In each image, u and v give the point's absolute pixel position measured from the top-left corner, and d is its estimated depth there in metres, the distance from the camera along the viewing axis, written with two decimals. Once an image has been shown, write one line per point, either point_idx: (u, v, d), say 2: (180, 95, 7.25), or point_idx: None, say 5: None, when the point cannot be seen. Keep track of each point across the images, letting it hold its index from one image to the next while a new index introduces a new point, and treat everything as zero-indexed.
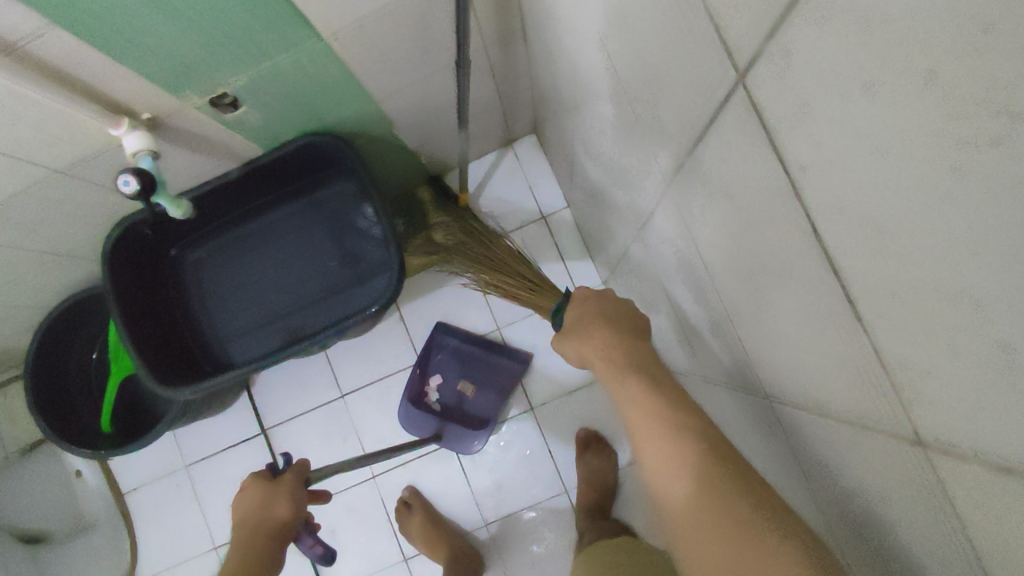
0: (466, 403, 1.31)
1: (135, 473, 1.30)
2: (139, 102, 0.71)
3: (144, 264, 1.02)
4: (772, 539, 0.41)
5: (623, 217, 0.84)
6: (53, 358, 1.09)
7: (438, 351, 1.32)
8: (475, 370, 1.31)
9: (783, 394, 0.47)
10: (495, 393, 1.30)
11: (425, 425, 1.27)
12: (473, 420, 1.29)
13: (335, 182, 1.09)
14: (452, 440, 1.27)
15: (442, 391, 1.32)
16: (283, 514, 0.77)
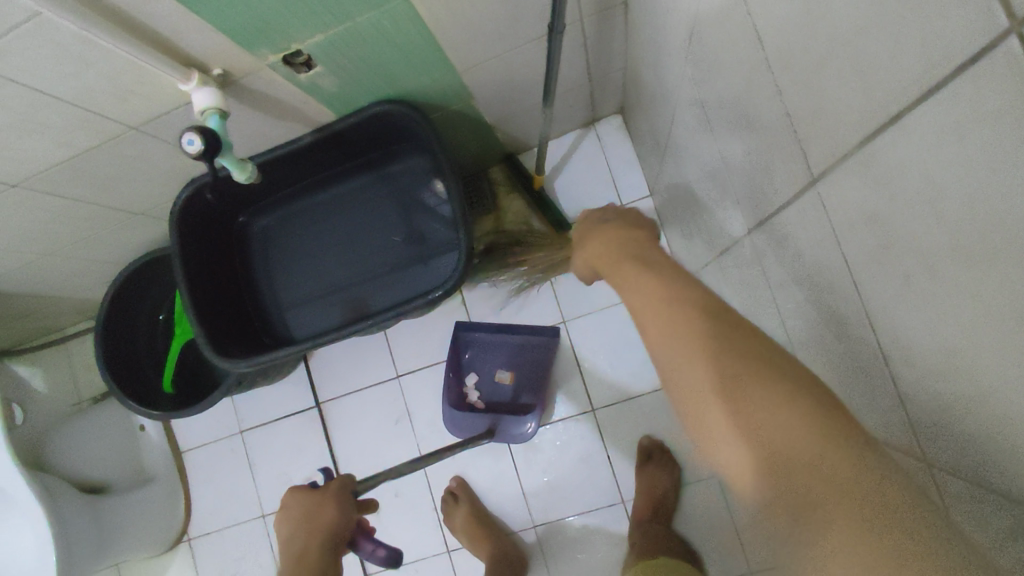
0: (509, 391, 1.24)
1: (194, 433, 1.31)
2: (212, 57, 0.66)
3: (212, 229, 1.00)
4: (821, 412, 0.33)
5: (726, 214, 0.73)
6: (123, 317, 1.10)
7: (466, 349, 1.26)
8: (508, 357, 1.25)
9: (960, 464, 0.36)
10: (535, 372, 1.23)
11: (475, 425, 1.20)
12: (522, 407, 1.22)
13: (408, 156, 1.03)
14: (509, 429, 1.19)
15: (481, 388, 1.25)
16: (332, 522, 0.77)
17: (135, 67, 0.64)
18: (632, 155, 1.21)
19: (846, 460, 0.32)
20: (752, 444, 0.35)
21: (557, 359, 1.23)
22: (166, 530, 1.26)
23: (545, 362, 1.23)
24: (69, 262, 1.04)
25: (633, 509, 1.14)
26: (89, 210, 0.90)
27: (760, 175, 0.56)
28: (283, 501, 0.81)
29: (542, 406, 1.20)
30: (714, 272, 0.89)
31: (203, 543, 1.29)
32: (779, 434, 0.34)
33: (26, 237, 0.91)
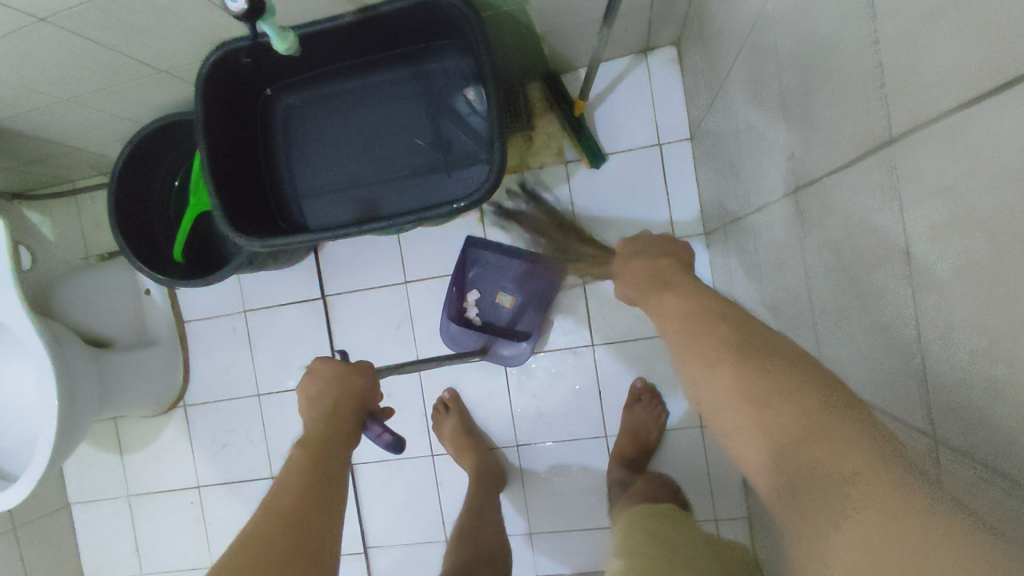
0: (507, 317, 1.22)
1: (198, 305, 1.33)
2: None
3: (238, 100, 0.97)
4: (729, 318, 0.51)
5: (769, 167, 0.71)
6: (137, 174, 1.08)
7: (473, 266, 1.23)
8: (513, 282, 1.21)
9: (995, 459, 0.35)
10: (537, 303, 1.20)
11: (469, 343, 1.23)
12: (518, 333, 1.21)
13: (450, 55, 0.98)
14: (501, 351, 1.21)
15: (481, 308, 1.23)
16: (360, 386, 0.90)
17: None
18: (679, 94, 1.15)
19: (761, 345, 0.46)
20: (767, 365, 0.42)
21: (562, 299, 1.22)
22: (165, 394, 1.31)
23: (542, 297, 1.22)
24: (87, 110, 1.01)
25: (615, 445, 1.18)
26: (112, 59, 0.86)
27: (824, 131, 0.53)
28: (312, 366, 0.92)
29: (538, 333, 1.21)
30: (744, 229, 0.87)
31: (199, 411, 1.34)
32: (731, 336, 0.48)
33: (45, 76, 0.87)
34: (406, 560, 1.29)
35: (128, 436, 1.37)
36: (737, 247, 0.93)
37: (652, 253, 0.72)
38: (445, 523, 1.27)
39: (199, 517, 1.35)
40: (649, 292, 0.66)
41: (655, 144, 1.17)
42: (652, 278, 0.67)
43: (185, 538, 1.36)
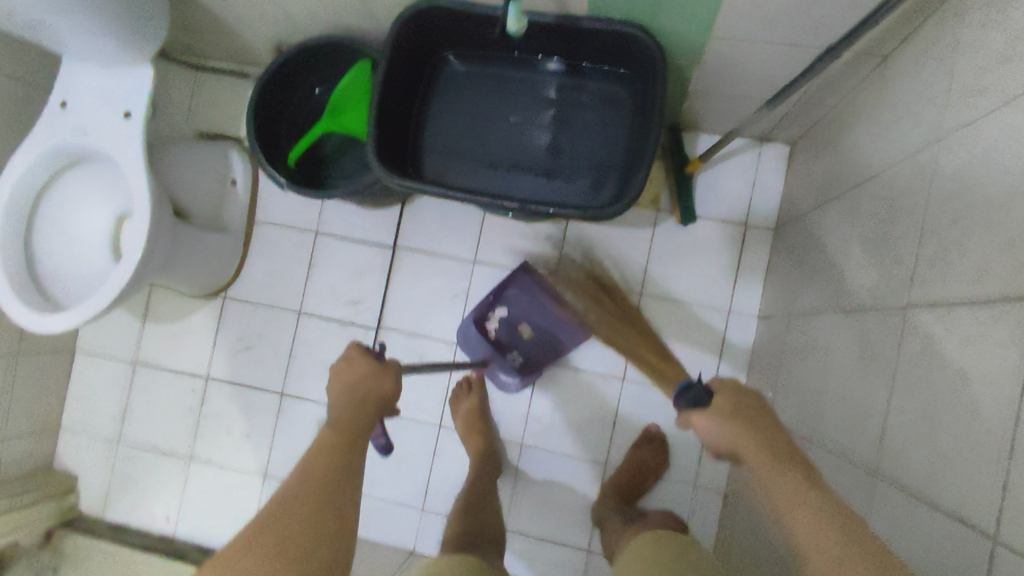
0: (520, 345, 1.29)
1: (274, 210, 1.37)
2: None
3: (418, 48, 1.04)
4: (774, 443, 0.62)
5: (874, 278, 0.80)
6: (290, 75, 1.14)
7: (513, 286, 1.28)
8: (543, 319, 1.27)
9: None
10: (552, 347, 1.27)
11: (477, 349, 1.29)
12: (518, 363, 1.28)
13: (608, 80, 1.07)
14: (498, 371, 1.29)
15: (500, 325, 1.29)
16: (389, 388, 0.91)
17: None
18: (778, 187, 1.26)
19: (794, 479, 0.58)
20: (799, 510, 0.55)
21: (612, 327, 1.29)
22: (213, 280, 1.33)
23: None
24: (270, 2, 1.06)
25: (614, 475, 1.24)
26: None
27: (961, 266, 0.62)
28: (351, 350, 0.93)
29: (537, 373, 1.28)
30: (815, 324, 0.97)
31: (236, 308, 1.37)
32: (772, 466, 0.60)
33: None
34: (378, 514, 1.33)
35: (156, 307, 1.39)
36: (801, 337, 1.02)
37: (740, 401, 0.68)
38: (430, 492, 1.32)
39: (194, 406, 1.37)
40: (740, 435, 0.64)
41: (742, 221, 1.27)
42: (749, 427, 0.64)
43: (173, 422, 1.38)
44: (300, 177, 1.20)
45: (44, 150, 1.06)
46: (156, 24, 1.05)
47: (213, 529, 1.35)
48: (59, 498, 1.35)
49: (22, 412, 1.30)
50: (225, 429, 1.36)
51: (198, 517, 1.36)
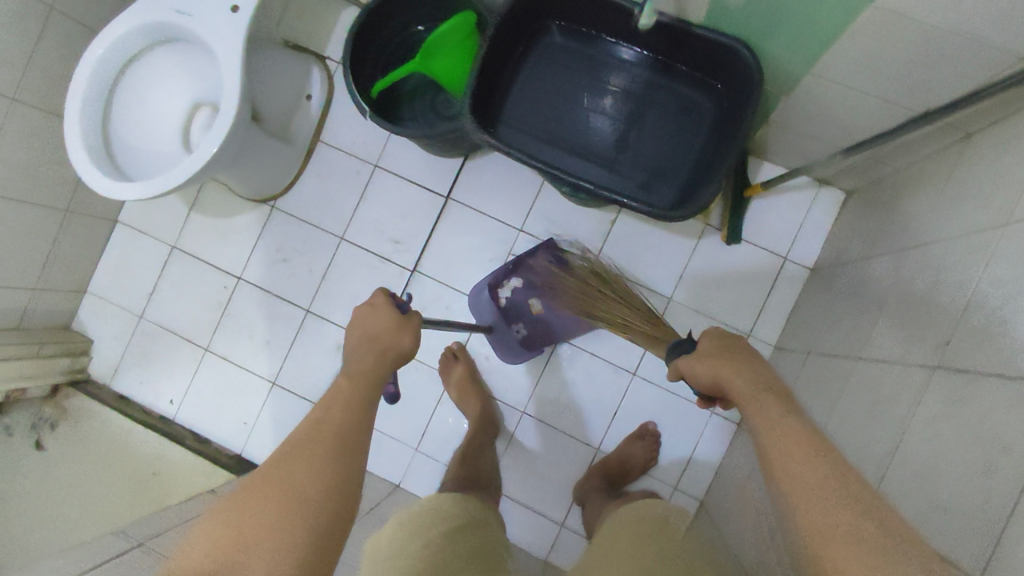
0: (527, 318, 1.32)
1: (338, 134, 1.39)
2: None
3: (527, 12, 1.05)
4: (764, 379, 0.72)
5: (906, 335, 0.85)
6: (394, 8, 1.15)
7: (535, 263, 1.26)
8: (555, 299, 1.28)
9: None
10: (558, 327, 1.30)
11: (486, 313, 1.33)
12: (522, 336, 1.32)
13: (700, 88, 1.08)
14: (501, 338, 1.34)
15: (512, 294, 1.31)
16: (407, 345, 0.87)
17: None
18: (823, 230, 1.29)
19: (773, 400, 0.69)
20: (769, 417, 0.66)
21: None
22: (266, 188, 1.36)
23: None
24: None
25: (602, 462, 1.29)
26: None
27: (999, 342, 0.67)
28: (375, 299, 0.90)
29: (537, 350, 1.33)
30: (834, 367, 1.01)
31: (280, 219, 1.40)
32: (752, 393, 0.71)
33: None
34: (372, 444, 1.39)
35: (204, 200, 1.42)
36: (816, 375, 1.07)
37: (730, 346, 0.79)
38: (425, 436, 1.38)
39: (221, 302, 1.41)
40: (727, 367, 0.76)
41: (782, 255, 1.31)
42: (736, 359, 0.76)
43: (197, 313, 1.42)
44: (377, 107, 1.22)
45: (142, 25, 1.08)
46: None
47: (215, 421, 1.40)
48: (75, 357, 1.40)
49: (57, 268, 1.34)
50: (247, 331, 1.40)
51: (201, 407, 1.41)
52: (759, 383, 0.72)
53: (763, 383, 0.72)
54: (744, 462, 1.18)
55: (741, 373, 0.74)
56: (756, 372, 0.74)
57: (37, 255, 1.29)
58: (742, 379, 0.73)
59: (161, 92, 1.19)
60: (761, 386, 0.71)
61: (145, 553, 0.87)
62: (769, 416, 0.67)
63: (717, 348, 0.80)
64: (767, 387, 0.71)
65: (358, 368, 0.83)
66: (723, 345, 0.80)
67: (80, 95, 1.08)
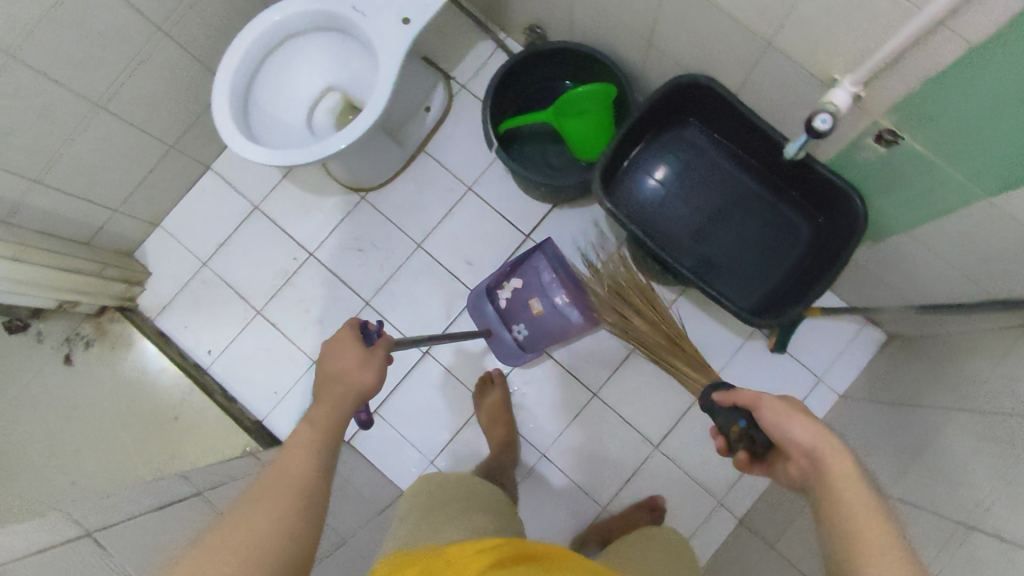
0: (526, 318, 1.41)
1: (444, 150, 1.47)
2: (875, 86, 0.82)
3: (671, 106, 1.17)
4: (831, 449, 0.68)
5: (943, 488, 0.92)
6: (545, 60, 1.25)
7: (536, 262, 1.38)
8: (553, 297, 1.38)
9: None
10: (556, 327, 1.39)
11: (485, 317, 1.42)
12: (521, 338, 1.41)
13: (800, 214, 1.19)
14: (499, 342, 1.41)
15: (511, 296, 1.41)
16: (369, 379, 0.92)
17: (873, 40, 0.77)
18: (858, 364, 1.39)
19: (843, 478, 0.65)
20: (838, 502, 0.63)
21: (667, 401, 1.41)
22: (364, 179, 1.42)
23: (655, 385, 1.41)
24: None
25: (605, 520, 1.34)
26: (645, 3, 1.04)
27: None
28: (341, 335, 0.96)
29: (532, 352, 1.40)
30: None
31: (367, 211, 1.46)
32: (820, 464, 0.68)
33: None
34: (393, 445, 1.42)
35: (299, 173, 1.47)
36: None
37: (786, 405, 0.76)
38: (444, 452, 1.42)
39: (286, 272, 1.45)
40: (786, 428, 0.73)
41: (817, 375, 1.40)
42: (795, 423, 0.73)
43: (260, 276, 1.45)
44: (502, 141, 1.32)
45: (316, 8, 1.16)
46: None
47: (247, 382, 1.42)
48: (129, 285, 1.40)
49: (142, 196, 1.37)
50: (303, 306, 1.44)
51: (235, 366, 1.43)
52: (826, 454, 0.68)
53: (828, 456, 0.68)
54: (743, 558, 1.23)
55: (810, 438, 0.70)
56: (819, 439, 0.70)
57: (131, 179, 1.32)
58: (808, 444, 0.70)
59: (305, 70, 1.26)
60: (827, 459, 0.67)
61: (201, 502, 0.89)
62: (839, 498, 0.63)
63: (773, 404, 0.77)
64: (837, 461, 0.67)
65: (318, 408, 0.87)
66: (782, 403, 0.77)
67: (241, 50, 1.15)
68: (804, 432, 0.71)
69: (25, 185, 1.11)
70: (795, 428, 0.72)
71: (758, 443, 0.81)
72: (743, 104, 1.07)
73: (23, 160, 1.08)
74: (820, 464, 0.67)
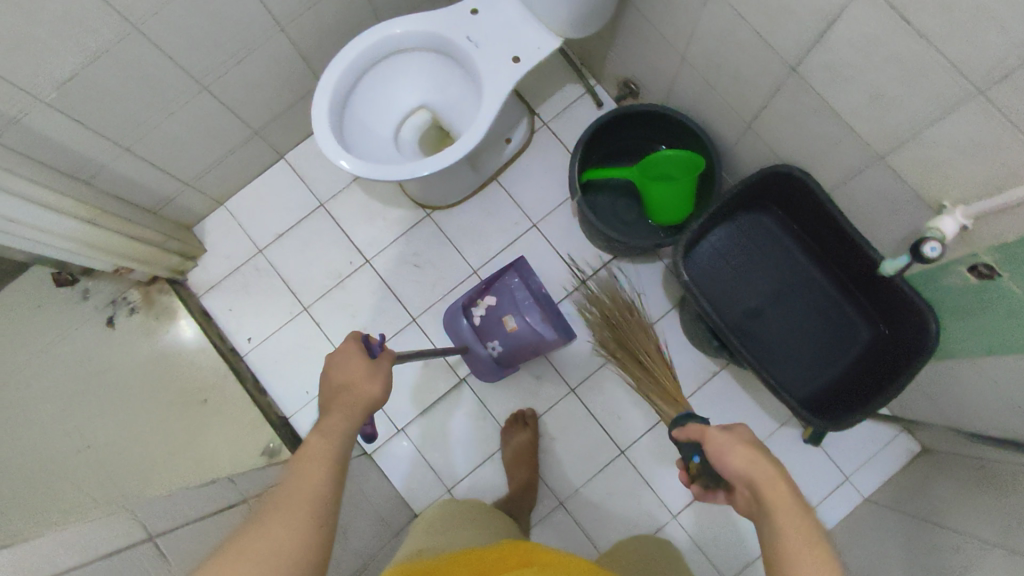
0: (500, 335, 1.40)
1: (517, 184, 1.48)
2: (983, 222, 0.83)
3: (759, 191, 1.18)
4: (788, 489, 0.69)
5: None
6: (643, 119, 1.29)
7: (508, 280, 1.40)
8: (526, 315, 1.39)
9: None
10: (530, 344, 1.38)
11: (461, 335, 1.41)
12: (495, 355, 1.40)
13: (862, 320, 1.19)
14: (476, 360, 1.41)
15: (486, 313, 1.41)
16: (377, 391, 0.89)
17: (994, 181, 0.78)
18: (888, 471, 1.39)
19: (799, 520, 0.66)
20: (792, 545, 0.64)
21: None
22: (435, 198, 1.43)
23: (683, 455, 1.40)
24: (679, 59, 1.19)
25: None
26: (758, 90, 1.05)
27: None
28: (346, 349, 0.93)
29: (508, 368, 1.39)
30: None
31: (430, 229, 1.47)
32: (775, 499, 0.68)
33: (716, 51, 1.08)
34: (413, 466, 1.41)
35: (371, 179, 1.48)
36: None
37: (746, 438, 0.75)
38: (462, 482, 1.41)
39: (340, 274, 1.45)
40: (746, 466, 0.72)
41: (844, 474, 1.40)
42: (755, 461, 0.72)
43: (313, 273, 1.45)
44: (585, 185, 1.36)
45: (432, 31, 1.18)
46: (600, 17, 1.16)
47: (280, 376, 1.41)
48: (184, 259, 1.40)
49: (216, 176, 1.38)
50: (349, 311, 1.44)
51: (272, 358, 1.42)
52: (785, 494, 0.68)
53: (784, 496, 0.68)
54: None
55: (768, 476, 0.70)
56: (774, 477, 0.70)
57: (211, 158, 1.32)
58: (764, 482, 0.70)
59: (404, 86, 1.27)
60: (784, 498, 0.68)
61: (241, 507, 0.88)
62: (794, 538, 0.64)
63: (738, 439, 0.75)
64: (794, 502, 0.67)
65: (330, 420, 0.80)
66: (745, 438, 0.75)
67: (350, 57, 1.17)
68: (733, 462, 0.73)
69: (111, 148, 1.11)
70: (758, 467, 0.71)
71: (710, 476, 0.85)
72: (836, 207, 1.05)
73: (116, 124, 1.08)
74: (779, 502, 0.67)
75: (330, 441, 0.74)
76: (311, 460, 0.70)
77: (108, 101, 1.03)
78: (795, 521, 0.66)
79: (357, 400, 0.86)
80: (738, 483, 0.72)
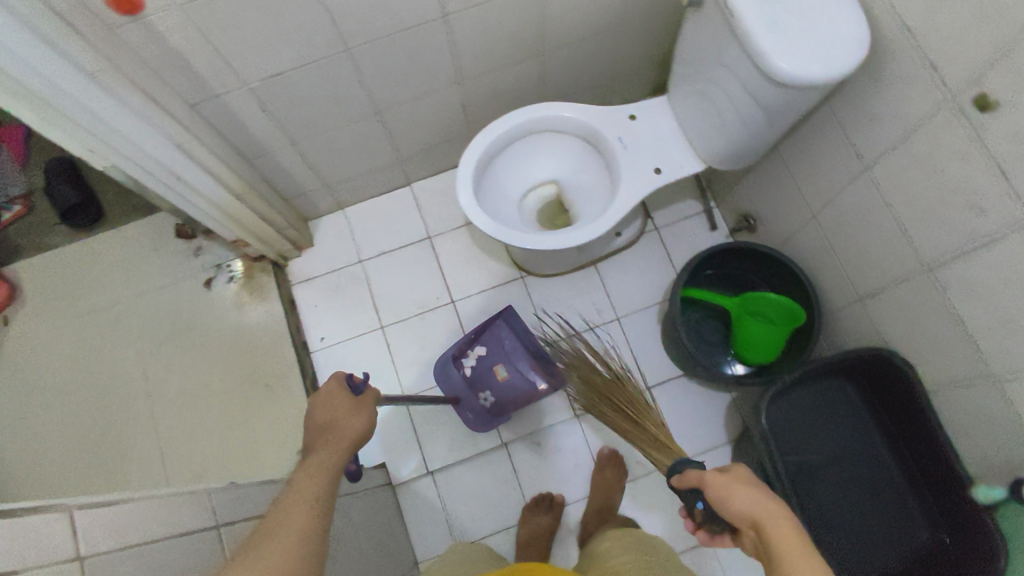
0: (491, 386, 1.42)
1: (613, 276, 1.53)
2: None
3: (856, 365, 1.19)
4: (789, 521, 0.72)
5: None
6: (756, 257, 1.33)
7: (496, 329, 1.42)
8: (516, 364, 1.40)
9: None
10: (521, 392, 1.40)
11: (453, 387, 1.40)
12: (488, 404, 1.41)
13: (919, 522, 1.16)
14: (467, 410, 1.40)
15: (476, 364, 1.42)
16: (363, 426, 0.83)
17: None
18: None
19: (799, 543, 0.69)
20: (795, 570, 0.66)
21: None
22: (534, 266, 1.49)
23: None
24: (809, 215, 1.23)
25: None
26: (883, 274, 1.08)
27: None
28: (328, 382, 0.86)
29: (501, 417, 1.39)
30: None
31: (520, 292, 1.52)
32: (775, 528, 0.71)
33: (852, 225, 1.11)
34: (432, 512, 1.41)
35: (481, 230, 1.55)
36: None
37: (747, 480, 0.79)
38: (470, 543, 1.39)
39: (423, 306, 1.51)
40: (748, 506, 0.75)
41: None
42: (756, 501, 0.75)
43: (399, 297, 1.51)
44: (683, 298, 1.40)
45: (591, 122, 1.26)
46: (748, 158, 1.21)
47: None
48: (292, 248, 1.48)
49: (349, 185, 1.47)
50: (421, 344, 1.48)
51: (337, 364, 1.47)
52: (784, 525, 0.71)
53: (784, 528, 0.71)
54: None
55: (767, 510, 0.74)
56: (772, 513, 0.73)
57: (353, 171, 1.42)
58: (764, 515, 0.73)
59: (546, 159, 1.36)
60: (784, 529, 0.71)
61: None
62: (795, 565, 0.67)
63: (740, 482, 0.78)
64: (793, 531, 0.71)
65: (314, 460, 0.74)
66: (746, 480, 0.79)
67: (511, 123, 1.25)
68: (739, 502, 0.76)
69: (281, 140, 1.21)
70: (760, 504, 0.75)
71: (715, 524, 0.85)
72: (929, 402, 1.05)
73: (294, 123, 1.18)
74: (781, 537, 0.70)
75: (314, 489, 0.68)
76: (291, 513, 0.63)
77: (296, 104, 1.13)
78: (797, 551, 0.68)
79: (344, 437, 0.80)
80: (742, 520, 0.75)
